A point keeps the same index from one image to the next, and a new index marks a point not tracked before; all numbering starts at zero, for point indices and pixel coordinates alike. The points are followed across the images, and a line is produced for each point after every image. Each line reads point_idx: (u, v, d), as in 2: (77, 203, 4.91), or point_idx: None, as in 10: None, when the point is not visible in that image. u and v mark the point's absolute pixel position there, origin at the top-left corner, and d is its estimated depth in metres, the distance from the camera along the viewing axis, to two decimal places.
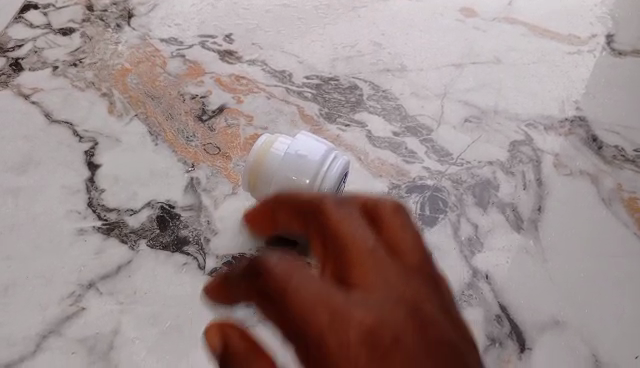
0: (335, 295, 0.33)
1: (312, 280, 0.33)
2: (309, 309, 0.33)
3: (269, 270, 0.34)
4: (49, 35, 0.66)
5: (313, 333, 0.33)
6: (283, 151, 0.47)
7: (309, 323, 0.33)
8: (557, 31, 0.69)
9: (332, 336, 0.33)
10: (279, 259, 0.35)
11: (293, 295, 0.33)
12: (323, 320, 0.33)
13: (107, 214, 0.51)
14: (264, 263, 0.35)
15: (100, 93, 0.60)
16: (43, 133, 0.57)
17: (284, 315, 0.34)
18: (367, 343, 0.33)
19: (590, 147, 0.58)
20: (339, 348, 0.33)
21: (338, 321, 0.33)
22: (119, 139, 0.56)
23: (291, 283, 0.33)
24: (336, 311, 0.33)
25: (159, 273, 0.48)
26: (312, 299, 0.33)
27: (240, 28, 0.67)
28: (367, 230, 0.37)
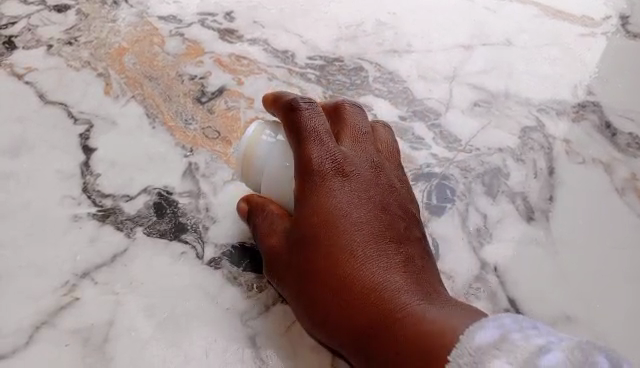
0: (340, 155, 0.44)
1: (322, 126, 0.44)
2: (317, 163, 0.43)
3: (302, 121, 0.44)
4: (44, 12, 0.63)
5: (319, 183, 0.43)
6: (277, 138, 0.45)
7: (319, 180, 0.43)
8: (570, 12, 0.66)
9: (333, 184, 0.43)
10: (306, 127, 0.44)
11: (315, 138, 0.44)
12: (328, 170, 0.43)
13: (103, 200, 0.49)
14: (292, 121, 0.44)
15: (96, 73, 0.58)
16: (37, 114, 0.55)
17: (298, 161, 0.43)
18: (357, 196, 0.43)
19: (604, 134, 0.56)
20: (336, 194, 0.43)
21: (337, 173, 0.43)
22: (115, 122, 0.54)
23: (309, 139, 0.44)
24: (335, 168, 0.43)
25: (156, 262, 0.46)
26: (325, 155, 0.44)
27: (241, 6, 0.65)
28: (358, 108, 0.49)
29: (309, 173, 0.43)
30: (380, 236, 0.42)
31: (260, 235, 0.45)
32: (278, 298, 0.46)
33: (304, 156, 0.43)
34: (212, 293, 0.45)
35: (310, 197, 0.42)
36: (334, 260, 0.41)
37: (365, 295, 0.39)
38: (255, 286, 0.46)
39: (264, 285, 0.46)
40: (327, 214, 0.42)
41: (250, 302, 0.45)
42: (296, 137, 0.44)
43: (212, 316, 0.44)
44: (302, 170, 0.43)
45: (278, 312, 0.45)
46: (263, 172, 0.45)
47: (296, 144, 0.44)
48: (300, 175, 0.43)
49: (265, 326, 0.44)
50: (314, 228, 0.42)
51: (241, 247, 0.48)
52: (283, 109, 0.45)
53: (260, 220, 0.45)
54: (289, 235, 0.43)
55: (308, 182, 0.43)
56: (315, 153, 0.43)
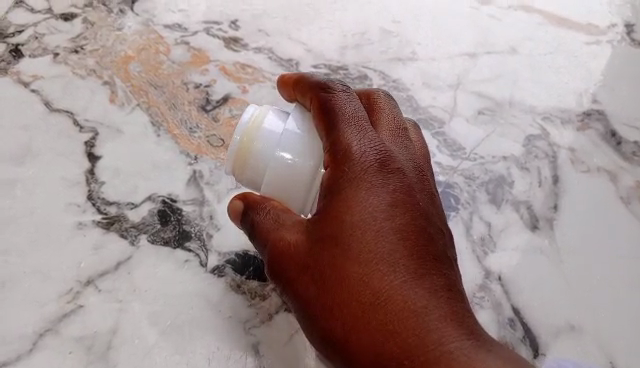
0: (383, 147, 0.40)
1: (363, 120, 0.41)
2: (357, 158, 0.39)
3: (339, 106, 0.42)
4: (51, 20, 0.63)
5: (359, 178, 0.38)
6: (270, 134, 0.43)
7: (359, 175, 0.38)
8: (574, 20, 0.66)
9: (373, 177, 0.38)
10: (347, 115, 0.41)
11: (355, 126, 0.41)
12: (370, 161, 0.39)
13: (107, 208, 0.49)
14: (331, 106, 0.42)
15: (101, 81, 0.58)
16: (43, 122, 0.55)
17: (334, 148, 0.40)
18: (401, 197, 0.38)
19: (609, 142, 0.56)
20: (380, 187, 0.38)
21: (379, 167, 0.39)
22: (120, 129, 0.55)
23: (349, 127, 0.41)
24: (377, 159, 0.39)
25: (160, 270, 0.46)
26: (366, 145, 0.40)
27: (246, 14, 0.65)
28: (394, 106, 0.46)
29: (348, 162, 0.39)
30: (424, 247, 0.37)
31: (263, 232, 0.41)
32: (280, 307, 0.46)
33: (343, 143, 0.40)
34: (216, 301, 0.46)
35: (347, 188, 0.38)
36: (369, 264, 0.36)
37: (399, 313, 0.35)
38: (258, 295, 0.46)
39: (267, 293, 0.46)
40: (366, 211, 0.37)
41: (253, 310, 0.46)
42: (335, 123, 0.41)
43: (216, 324, 0.45)
44: (338, 161, 0.39)
45: (281, 321, 0.45)
46: (256, 160, 0.43)
47: (335, 129, 0.40)
48: (336, 164, 0.39)
49: (268, 335, 0.45)
50: (349, 226, 0.37)
51: (244, 255, 0.48)
52: (322, 92, 0.43)
53: (263, 216, 0.41)
54: (310, 231, 0.38)
55: (345, 171, 0.39)
56: (355, 141, 0.40)
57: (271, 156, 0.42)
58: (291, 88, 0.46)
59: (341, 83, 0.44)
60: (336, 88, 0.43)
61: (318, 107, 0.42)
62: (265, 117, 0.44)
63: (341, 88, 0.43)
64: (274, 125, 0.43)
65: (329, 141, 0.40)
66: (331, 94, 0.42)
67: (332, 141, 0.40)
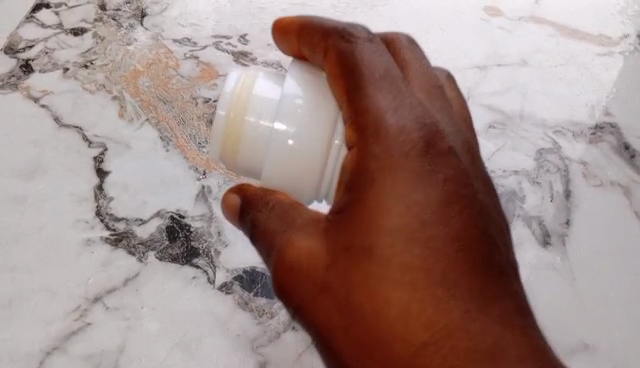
0: (420, 114, 0.36)
1: (400, 90, 0.36)
2: (398, 145, 0.34)
3: (361, 60, 0.37)
4: (61, 35, 0.64)
5: (398, 169, 0.34)
6: (257, 114, 0.39)
7: (398, 168, 0.34)
8: (586, 31, 0.65)
9: (416, 167, 0.34)
10: (373, 80, 0.36)
11: (385, 93, 0.36)
12: (406, 135, 0.35)
13: (115, 224, 0.49)
14: (355, 67, 0.37)
15: (111, 95, 0.58)
16: (52, 138, 0.55)
17: (360, 122, 0.35)
18: (449, 190, 0.34)
19: (622, 155, 0.55)
20: (419, 170, 0.34)
21: (423, 154, 0.34)
22: (129, 144, 0.55)
23: (377, 94, 0.36)
24: (415, 133, 0.35)
25: (168, 287, 0.46)
26: (399, 117, 0.35)
27: (255, 28, 0.65)
28: (418, 52, 0.41)
29: (381, 143, 0.34)
30: (475, 258, 0.33)
31: (269, 232, 0.36)
32: (289, 325, 0.46)
33: (374, 118, 0.35)
34: (224, 319, 0.45)
35: (380, 176, 0.34)
36: (408, 268, 0.33)
37: (449, 346, 0.32)
38: (266, 313, 0.46)
39: (275, 311, 0.46)
40: (404, 205, 0.33)
41: (260, 328, 0.45)
42: (363, 93, 0.36)
43: (224, 342, 0.44)
44: (367, 139, 0.35)
45: (289, 340, 0.45)
46: (248, 146, 0.39)
47: (361, 99, 0.36)
48: (364, 143, 0.35)
49: (276, 354, 0.44)
50: (382, 225, 0.33)
51: (251, 272, 0.48)
52: (340, 48, 0.37)
53: (266, 213, 0.36)
54: (333, 238, 0.34)
55: (378, 156, 0.34)
56: (388, 114, 0.35)
57: (263, 138, 0.39)
58: (293, 37, 0.41)
59: (359, 30, 0.39)
60: (356, 40, 0.38)
61: (337, 69, 0.37)
62: (252, 86, 0.40)
63: (361, 40, 0.38)
64: (262, 94, 0.40)
65: (355, 118, 0.36)
66: (351, 51, 0.37)
67: (359, 117, 0.35)
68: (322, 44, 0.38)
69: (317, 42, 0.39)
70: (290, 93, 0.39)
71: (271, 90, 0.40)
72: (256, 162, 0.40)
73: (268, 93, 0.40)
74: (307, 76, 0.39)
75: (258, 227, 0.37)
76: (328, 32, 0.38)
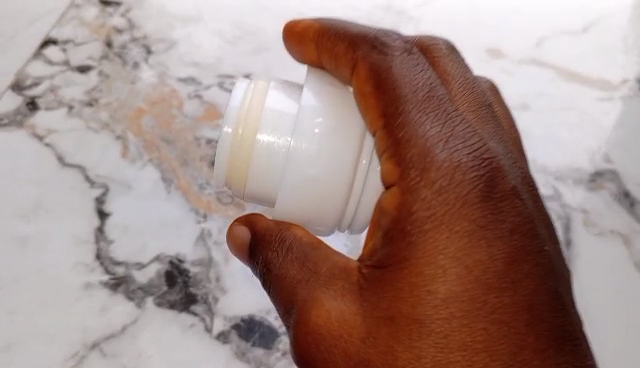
0: (475, 143, 0.36)
1: (447, 116, 0.37)
2: (454, 186, 0.35)
3: (399, 79, 0.38)
4: (67, 73, 0.61)
5: (454, 211, 0.34)
6: (267, 132, 0.41)
7: (452, 217, 0.34)
8: (587, 74, 0.66)
9: (473, 212, 0.34)
10: (415, 103, 0.37)
11: (431, 116, 0.37)
12: (461, 167, 0.35)
13: (114, 268, 0.50)
14: (395, 94, 0.37)
15: (114, 135, 0.57)
16: (54, 177, 0.55)
17: (401, 151, 0.36)
18: (507, 234, 0.34)
19: (623, 203, 0.57)
20: (476, 217, 0.34)
21: (481, 195, 0.35)
22: (131, 185, 0.55)
23: (427, 122, 0.36)
24: (471, 164, 0.35)
25: (165, 334, 0.48)
26: (453, 150, 0.36)
27: (259, 64, 0.64)
28: (460, 61, 0.42)
29: (432, 185, 0.35)
30: (533, 321, 0.34)
31: (288, 280, 0.37)
32: None
33: (421, 157, 0.35)
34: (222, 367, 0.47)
35: (431, 220, 0.34)
36: (470, 340, 0.33)
37: None
38: (263, 363, 0.48)
39: (271, 361, 0.48)
40: (456, 264, 0.34)
41: None
42: (410, 121, 0.36)
43: None
44: (414, 181, 0.35)
45: None
46: (259, 163, 0.41)
47: (404, 129, 0.36)
48: (407, 187, 0.35)
49: None
50: (433, 291, 0.34)
51: (249, 320, 0.49)
52: (374, 68, 0.38)
53: (287, 264, 0.37)
54: (376, 298, 0.35)
55: (429, 197, 0.35)
56: (437, 153, 0.35)
57: (272, 156, 0.41)
58: (310, 44, 0.43)
59: (390, 43, 0.40)
60: (389, 57, 0.39)
61: (371, 86, 0.38)
62: (261, 99, 0.42)
63: (394, 56, 0.39)
64: (273, 105, 0.42)
65: (398, 153, 0.36)
66: (386, 70, 0.38)
67: (401, 153, 0.36)
68: (351, 56, 0.40)
69: (345, 53, 0.40)
70: (305, 104, 0.40)
71: (281, 101, 0.42)
72: (265, 177, 0.42)
73: (279, 105, 0.42)
74: (323, 87, 0.41)
75: (271, 272, 0.38)
76: (358, 47, 0.40)
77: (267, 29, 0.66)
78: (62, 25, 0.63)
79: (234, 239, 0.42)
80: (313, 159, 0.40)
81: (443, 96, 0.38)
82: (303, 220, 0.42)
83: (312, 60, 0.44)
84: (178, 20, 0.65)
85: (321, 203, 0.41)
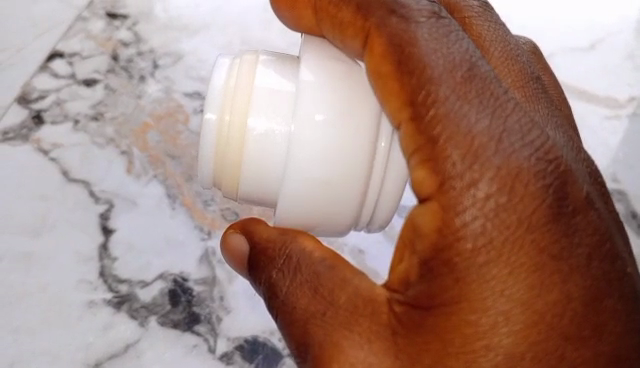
0: (537, 140, 0.31)
1: (495, 103, 0.32)
2: (510, 199, 0.30)
3: (426, 57, 0.32)
4: (73, 86, 0.60)
5: (511, 228, 0.30)
6: (255, 116, 0.36)
7: (510, 240, 0.30)
8: (594, 92, 0.65)
9: (532, 229, 0.30)
10: (451, 88, 0.32)
11: (477, 104, 0.32)
12: (523, 174, 0.30)
13: (118, 286, 0.50)
14: (427, 79, 0.32)
15: (119, 150, 0.57)
16: (59, 192, 0.54)
17: (438, 151, 0.31)
18: (570, 257, 0.31)
19: (630, 224, 0.57)
20: (543, 239, 0.30)
21: (549, 208, 0.30)
22: (136, 202, 0.54)
23: (473, 115, 0.31)
24: (535, 169, 0.31)
25: (168, 354, 0.48)
26: (511, 150, 0.31)
27: None
28: (501, 32, 0.40)
29: (483, 202, 0.30)
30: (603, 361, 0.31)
31: (305, 312, 0.34)
32: None
33: (472, 170, 0.30)
34: None
35: (485, 245, 0.30)
36: None
37: None
38: None
39: None
40: (517, 302, 0.30)
41: None
42: (449, 123, 0.31)
43: None
44: (462, 199, 0.30)
45: None
46: (251, 157, 0.36)
47: (439, 129, 0.31)
48: (452, 206, 0.30)
49: None
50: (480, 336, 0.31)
51: (253, 341, 0.49)
52: (396, 41, 0.33)
53: (295, 291, 0.34)
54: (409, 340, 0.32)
55: (481, 216, 0.30)
56: (489, 165, 0.30)
57: (266, 145, 0.36)
58: (307, 10, 0.38)
59: (411, 8, 0.35)
60: (411, 26, 0.34)
61: (394, 64, 0.33)
62: (250, 79, 0.37)
63: (418, 23, 0.34)
64: (265, 86, 0.37)
65: (436, 162, 0.31)
66: (413, 46, 0.33)
67: (440, 163, 0.31)
68: (362, 25, 0.35)
69: (355, 21, 0.35)
70: (307, 84, 0.36)
71: (273, 80, 0.37)
72: (262, 170, 0.37)
73: (272, 85, 0.37)
74: (324, 65, 0.37)
75: (276, 299, 0.35)
76: (371, 13, 0.35)
77: (274, 44, 0.66)
78: (68, 38, 0.63)
79: (230, 250, 0.39)
80: (318, 150, 0.35)
81: (487, 73, 0.33)
82: (314, 219, 0.38)
83: (309, 27, 0.39)
84: (186, 33, 0.65)
85: (333, 201, 0.37)
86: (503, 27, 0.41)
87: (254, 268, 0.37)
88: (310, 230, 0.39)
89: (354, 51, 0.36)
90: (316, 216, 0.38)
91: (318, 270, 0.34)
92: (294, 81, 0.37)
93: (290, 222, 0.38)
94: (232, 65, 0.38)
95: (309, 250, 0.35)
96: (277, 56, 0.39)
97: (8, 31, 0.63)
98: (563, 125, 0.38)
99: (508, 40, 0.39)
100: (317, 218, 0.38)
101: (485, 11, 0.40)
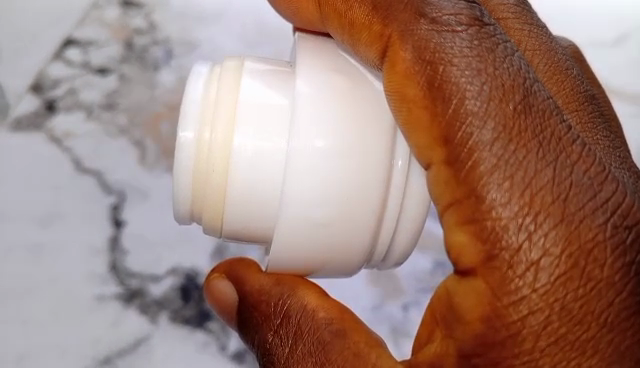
0: (619, 207, 0.28)
1: (561, 155, 0.28)
2: (591, 287, 0.27)
3: (454, 80, 0.28)
4: (88, 75, 0.59)
5: (589, 319, 0.27)
6: (245, 140, 0.33)
7: (589, 333, 0.27)
8: (621, 87, 0.64)
9: (611, 321, 0.27)
10: (495, 125, 0.28)
11: (539, 151, 0.28)
12: (597, 250, 0.27)
13: (128, 280, 0.50)
14: (468, 112, 0.28)
15: (132, 140, 0.56)
16: (70, 183, 0.53)
17: (477, 211, 0.27)
18: None
19: None
20: (624, 339, 0.27)
21: (634, 296, 0.27)
22: (148, 194, 0.53)
23: (533, 166, 0.27)
24: (616, 244, 0.27)
25: (179, 351, 0.48)
26: (581, 216, 0.27)
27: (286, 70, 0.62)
28: (545, 37, 0.38)
29: (548, 291, 0.27)
30: None
31: None
32: None
33: (534, 245, 0.26)
34: None
35: (551, 341, 0.27)
36: None
37: None
38: None
39: None
40: None
41: None
42: (496, 179, 0.27)
43: None
44: (517, 283, 0.27)
45: None
46: (249, 192, 0.33)
47: (484, 182, 0.27)
48: (505, 292, 0.27)
49: None
50: None
51: None
52: (425, 55, 0.29)
53: (294, 363, 0.33)
54: None
55: (545, 307, 0.27)
56: (553, 240, 0.27)
57: (263, 177, 0.33)
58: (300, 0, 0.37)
59: (443, 11, 0.30)
60: (446, 37, 0.30)
61: (423, 86, 0.29)
62: (235, 90, 0.34)
63: (455, 33, 0.30)
64: (258, 102, 0.33)
65: (479, 227, 0.27)
66: (447, 64, 0.29)
67: (488, 227, 0.27)
68: (384, 34, 0.31)
69: (370, 24, 0.32)
70: (304, 97, 0.32)
71: (268, 97, 0.33)
72: (252, 204, 0.33)
73: (261, 99, 0.33)
74: (325, 77, 0.33)
75: None
76: (392, 18, 0.31)
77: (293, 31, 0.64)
78: (83, 24, 0.62)
79: (219, 299, 0.39)
80: (323, 183, 0.32)
81: (543, 96, 0.29)
82: (324, 257, 0.34)
83: (310, 25, 0.37)
84: (200, 22, 0.63)
85: (344, 243, 0.33)
86: (542, 27, 0.39)
87: (249, 324, 0.37)
88: (311, 272, 0.35)
89: (368, 60, 0.32)
90: (319, 255, 0.34)
91: (321, 338, 0.33)
92: (290, 94, 0.34)
93: (285, 266, 0.35)
94: (212, 73, 0.35)
95: (311, 308, 0.34)
96: (270, 64, 0.36)
97: (22, 16, 0.62)
98: (623, 155, 0.37)
99: (553, 49, 0.38)
100: (323, 260, 0.34)
101: (523, 13, 0.39)
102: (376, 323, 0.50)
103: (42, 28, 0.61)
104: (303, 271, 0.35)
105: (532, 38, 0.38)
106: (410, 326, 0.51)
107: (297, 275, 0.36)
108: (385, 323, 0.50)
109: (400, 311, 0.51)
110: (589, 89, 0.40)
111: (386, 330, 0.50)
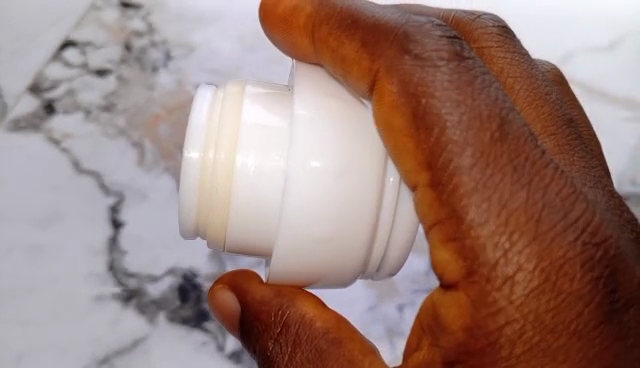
0: (589, 223, 0.28)
1: (536, 176, 0.29)
2: (563, 300, 0.28)
3: (436, 113, 0.29)
4: (86, 76, 0.60)
5: (561, 329, 0.28)
6: (246, 159, 0.33)
7: (562, 342, 0.28)
8: (615, 92, 0.65)
9: (582, 330, 0.28)
10: (474, 152, 0.28)
11: (515, 174, 0.28)
12: (567, 265, 0.28)
13: (126, 280, 0.50)
14: (449, 141, 0.29)
15: (130, 141, 0.56)
16: (69, 183, 0.54)
17: (458, 231, 0.28)
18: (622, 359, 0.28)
19: None
20: (593, 346, 0.28)
21: (604, 308, 0.28)
22: (146, 194, 0.54)
23: (509, 187, 0.28)
24: (585, 259, 0.28)
25: (177, 351, 0.49)
26: (553, 234, 0.28)
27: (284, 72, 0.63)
28: (527, 66, 0.39)
29: (523, 303, 0.27)
30: None
31: None
32: None
33: (509, 262, 0.27)
34: None
35: (525, 349, 0.28)
36: None
37: None
38: None
39: None
40: None
41: None
42: (476, 201, 0.28)
43: None
44: (495, 296, 0.27)
45: None
46: (246, 206, 0.34)
47: (464, 203, 0.28)
48: (484, 304, 0.28)
49: None
50: None
51: None
52: (409, 89, 0.30)
53: None
54: None
55: (520, 318, 0.27)
56: (527, 257, 0.27)
57: (258, 192, 0.33)
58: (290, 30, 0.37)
59: (426, 47, 0.31)
60: (428, 72, 0.30)
61: (405, 117, 0.30)
62: (236, 114, 0.34)
63: (436, 67, 0.30)
64: (254, 123, 0.34)
65: (461, 244, 0.28)
66: (429, 97, 0.29)
67: (468, 245, 0.28)
68: (371, 67, 0.32)
69: (360, 59, 0.32)
70: (302, 121, 0.33)
71: (266, 120, 0.34)
72: (249, 217, 0.34)
73: (261, 120, 0.34)
74: (319, 101, 0.34)
75: None
76: (379, 54, 0.31)
77: None
78: (82, 26, 0.62)
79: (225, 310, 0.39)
80: (315, 201, 0.32)
81: (522, 127, 0.30)
82: (319, 272, 0.35)
83: (302, 53, 0.36)
84: (198, 24, 0.64)
85: (339, 257, 0.34)
86: (525, 55, 0.40)
87: (249, 332, 0.37)
88: (308, 285, 0.36)
89: (359, 92, 0.33)
90: (316, 271, 0.35)
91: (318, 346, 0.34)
92: (284, 116, 0.34)
93: (285, 280, 0.35)
94: (216, 96, 0.36)
95: (309, 318, 0.35)
96: (267, 87, 0.37)
97: (21, 17, 0.62)
98: (599, 175, 0.36)
99: (533, 75, 0.38)
100: (319, 274, 0.35)
101: (506, 41, 0.40)
102: (371, 323, 0.51)
103: (41, 30, 0.62)
104: (302, 283, 0.36)
105: (514, 65, 0.39)
106: (405, 327, 0.51)
107: (297, 286, 0.36)
108: (381, 323, 0.51)
109: (396, 311, 0.52)
110: (568, 113, 0.40)
111: (382, 331, 0.51)
